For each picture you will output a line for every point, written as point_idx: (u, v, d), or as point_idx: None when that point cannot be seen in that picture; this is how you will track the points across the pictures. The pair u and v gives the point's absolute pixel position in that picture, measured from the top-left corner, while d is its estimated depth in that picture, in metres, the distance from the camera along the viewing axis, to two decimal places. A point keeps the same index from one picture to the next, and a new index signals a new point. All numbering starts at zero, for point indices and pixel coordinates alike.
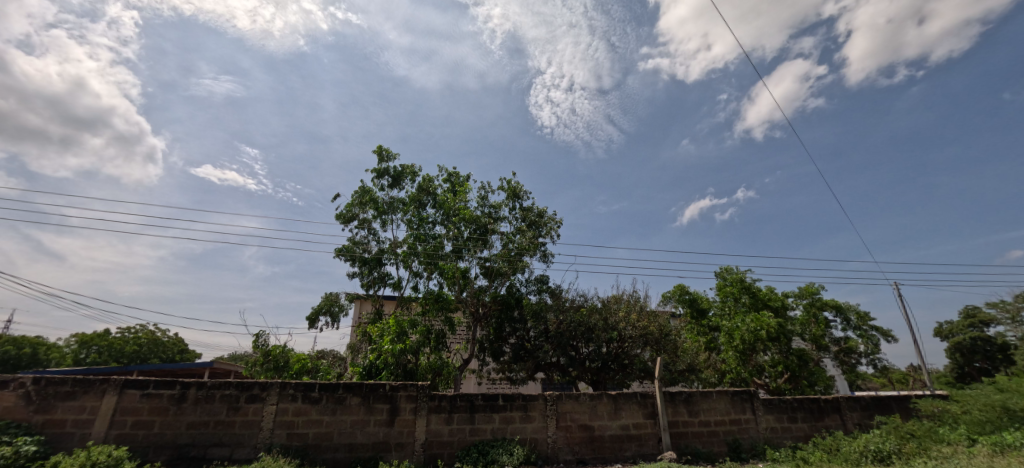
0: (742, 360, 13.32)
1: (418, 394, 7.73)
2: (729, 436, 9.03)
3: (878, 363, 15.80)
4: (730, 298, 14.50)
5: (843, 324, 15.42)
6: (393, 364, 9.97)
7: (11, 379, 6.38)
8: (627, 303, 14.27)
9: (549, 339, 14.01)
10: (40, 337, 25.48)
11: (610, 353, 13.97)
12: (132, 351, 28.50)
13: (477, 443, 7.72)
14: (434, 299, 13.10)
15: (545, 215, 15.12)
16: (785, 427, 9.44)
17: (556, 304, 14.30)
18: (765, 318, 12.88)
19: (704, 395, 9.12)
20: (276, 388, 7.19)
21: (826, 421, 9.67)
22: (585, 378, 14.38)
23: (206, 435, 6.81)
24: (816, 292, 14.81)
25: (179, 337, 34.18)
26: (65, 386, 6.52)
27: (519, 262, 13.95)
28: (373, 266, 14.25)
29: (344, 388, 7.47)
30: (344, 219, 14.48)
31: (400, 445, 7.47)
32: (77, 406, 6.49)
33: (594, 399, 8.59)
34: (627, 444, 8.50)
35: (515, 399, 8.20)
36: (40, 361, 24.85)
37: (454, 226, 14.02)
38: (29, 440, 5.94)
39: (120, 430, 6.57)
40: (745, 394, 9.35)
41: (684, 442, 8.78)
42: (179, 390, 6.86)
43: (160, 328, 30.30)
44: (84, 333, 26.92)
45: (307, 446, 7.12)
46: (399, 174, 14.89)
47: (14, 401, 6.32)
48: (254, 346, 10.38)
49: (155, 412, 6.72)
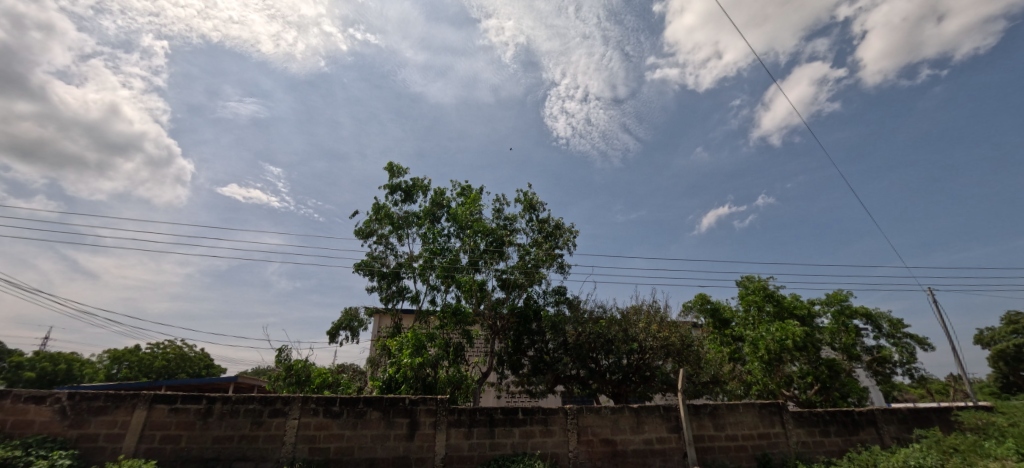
0: (768, 371, 12.89)
1: (437, 408, 7.73)
2: (758, 451, 8.72)
3: (914, 373, 15.10)
4: (754, 307, 14.27)
5: (875, 331, 14.84)
6: (412, 378, 9.99)
7: (48, 394, 6.62)
8: (647, 314, 13.98)
9: (568, 351, 13.87)
10: (75, 353, 26.55)
11: (630, 365, 13.70)
12: (160, 366, 29.40)
13: (497, 458, 7.64)
14: (452, 313, 13.13)
15: (561, 226, 15.08)
16: (817, 441, 9.05)
17: (574, 316, 14.16)
18: (791, 327, 12.44)
19: (729, 408, 8.85)
20: (299, 402, 7.27)
21: (861, 435, 9.26)
22: (606, 390, 14.13)
23: (231, 450, 6.91)
24: (844, 299, 14.32)
25: (204, 352, 35.17)
26: (99, 400, 6.74)
27: (535, 274, 13.93)
28: (391, 280, 14.40)
29: (365, 402, 7.50)
30: (363, 234, 14.73)
31: (420, 459, 7.44)
32: (109, 421, 6.68)
33: (616, 412, 8.41)
34: (651, 459, 8.29)
35: (535, 412, 8.11)
36: (74, 377, 25.88)
37: (470, 239, 14.10)
38: (63, 454, 6.17)
39: (149, 445, 6.71)
40: (773, 407, 9.02)
41: (711, 458, 8.50)
42: (206, 404, 7.01)
43: (187, 343, 31.46)
44: (117, 350, 28.10)
45: (329, 460, 7.16)
46: (411, 189, 15.11)
47: (51, 416, 6.55)
48: (277, 361, 10.65)
49: (183, 426, 6.87)
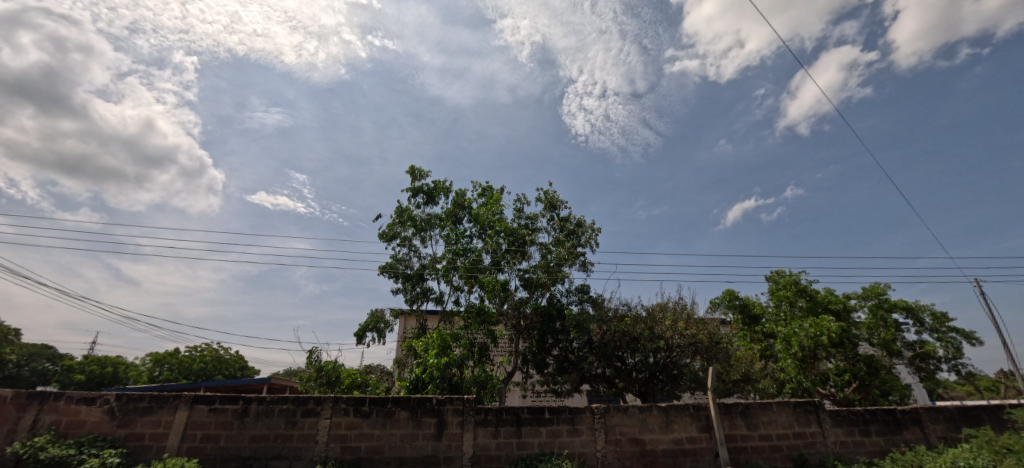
0: (802, 368, 12.47)
1: (463, 408, 7.78)
2: (794, 451, 8.44)
3: (961, 369, 14.32)
4: (785, 302, 13.85)
5: (916, 326, 14.16)
6: (438, 378, 10.11)
7: (98, 395, 6.99)
8: (673, 311, 13.71)
9: (593, 350, 13.77)
10: (120, 357, 27.95)
11: (657, 363, 13.48)
12: (198, 368, 30.63)
13: (525, 458, 7.65)
14: (476, 313, 13.21)
15: (583, 224, 14.97)
16: (857, 441, 8.70)
17: (598, 314, 14.04)
18: (825, 323, 11.98)
19: (762, 407, 8.59)
20: (330, 402, 7.46)
21: (905, 434, 8.85)
22: (632, 389, 13.96)
23: (267, 448, 7.15)
24: (883, 293, 13.71)
25: (239, 355, 36.48)
26: (143, 401, 7.08)
27: (558, 273, 13.87)
28: (415, 282, 14.59)
29: (393, 402, 7.63)
30: (387, 237, 14.98)
31: (448, 459, 7.52)
32: (153, 421, 7.01)
33: (644, 411, 8.28)
34: (682, 459, 8.14)
35: (562, 411, 8.08)
36: (120, 379, 27.25)
37: (492, 239, 14.16)
38: (112, 452, 6.51)
39: (190, 443, 7.01)
40: (809, 406, 8.71)
41: (745, 458, 8.28)
42: (243, 405, 7.28)
43: (223, 346, 32.69)
44: (158, 353, 29.45)
45: (360, 459, 7.31)
46: (433, 191, 15.27)
47: (100, 416, 6.91)
48: (308, 363, 10.93)
49: (221, 426, 7.14)
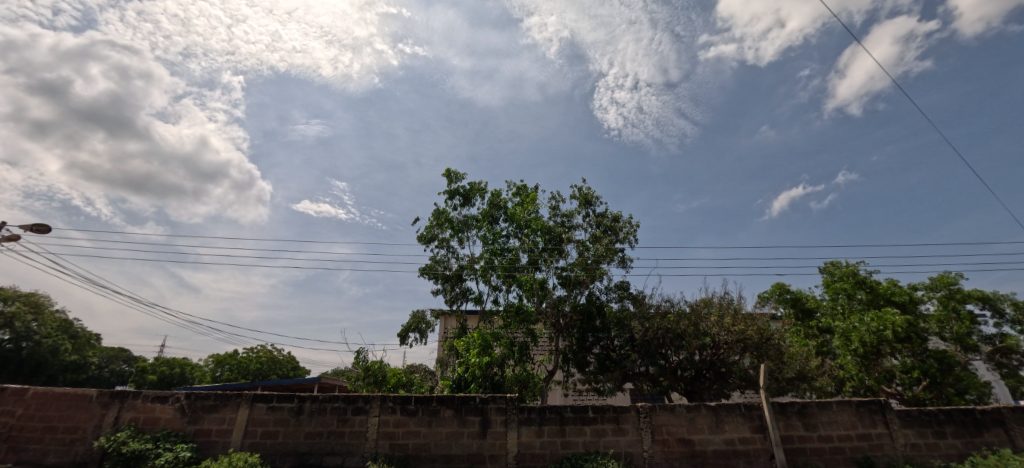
0: (864, 365, 11.70)
1: (507, 407, 7.84)
2: (858, 454, 7.91)
3: None
4: (842, 295, 13.04)
5: (996, 318, 12.91)
6: (481, 377, 10.25)
7: (169, 394, 7.56)
8: (718, 306, 13.19)
9: (636, 348, 13.51)
10: (186, 358, 30.17)
11: (704, 361, 13.04)
12: (255, 368, 32.54)
13: (570, 457, 7.59)
14: (515, 312, 13.25)
15: (620, 219, 14.69)
16: (930, 444, 8.04)
17: (639, 311, 13.73)
18: (889, 316, 11.15)
19: (821, 406, 8.11)
20: (378, 401, 7.71)
21: (986, 437, 8.09)
22: (678, 388, 13.57)
23: (320, 444, 7.48)
24: (954, 282, 12.60)
25: (291, 355, 38.47)
26: (209, 399, 7.59)
27: (597, 270, 13.67)
28: (455, 282, 14.83)
29: (438, 400, 7.80)
30: (425, 240, 15.30)
31: (493, 457, 7.59)
32: (219, 418, 7.50)
33: (691, 411, 8.01)
34: (734, 460, 7.82)
35: (606, 410, 7.95)
36: (188, 379, 29.41)
37: (529, 238, 14.16)
38: (184, 447, 7.03)
39: (252, 439, 7.45)
40: (873, 406, 8.13)
41: (803, 460, 7.86)
42: (298, 403, 7.66)
43: (277, 348, 34.59)
44: (220, 355, 31.53)
45: (409, 456, 7.51)
46: (468, 193, 15.46)
47: (173, 413, 7.48)
48: (356, 363, 11.34)
49: (279, 423, 7.54)
